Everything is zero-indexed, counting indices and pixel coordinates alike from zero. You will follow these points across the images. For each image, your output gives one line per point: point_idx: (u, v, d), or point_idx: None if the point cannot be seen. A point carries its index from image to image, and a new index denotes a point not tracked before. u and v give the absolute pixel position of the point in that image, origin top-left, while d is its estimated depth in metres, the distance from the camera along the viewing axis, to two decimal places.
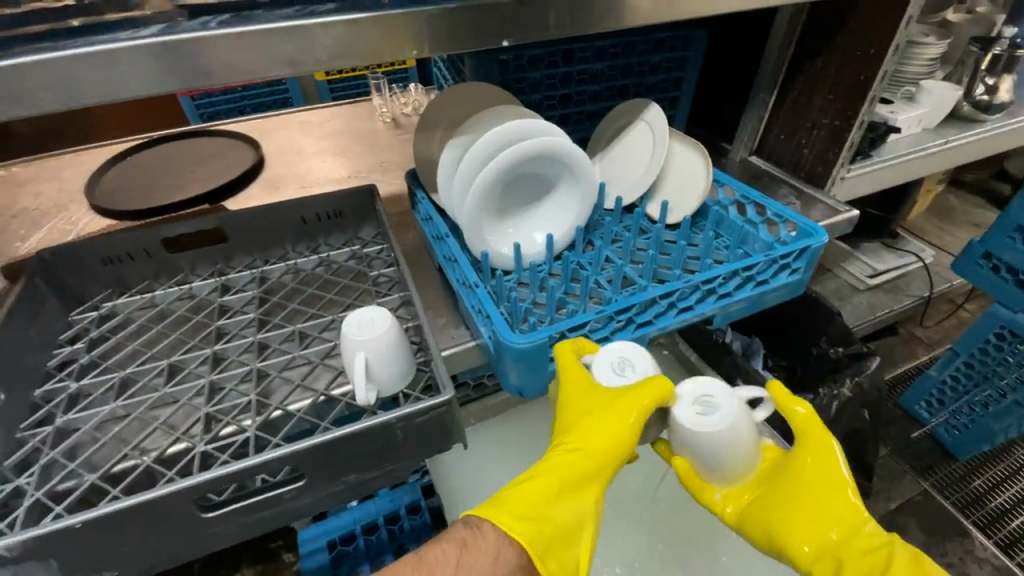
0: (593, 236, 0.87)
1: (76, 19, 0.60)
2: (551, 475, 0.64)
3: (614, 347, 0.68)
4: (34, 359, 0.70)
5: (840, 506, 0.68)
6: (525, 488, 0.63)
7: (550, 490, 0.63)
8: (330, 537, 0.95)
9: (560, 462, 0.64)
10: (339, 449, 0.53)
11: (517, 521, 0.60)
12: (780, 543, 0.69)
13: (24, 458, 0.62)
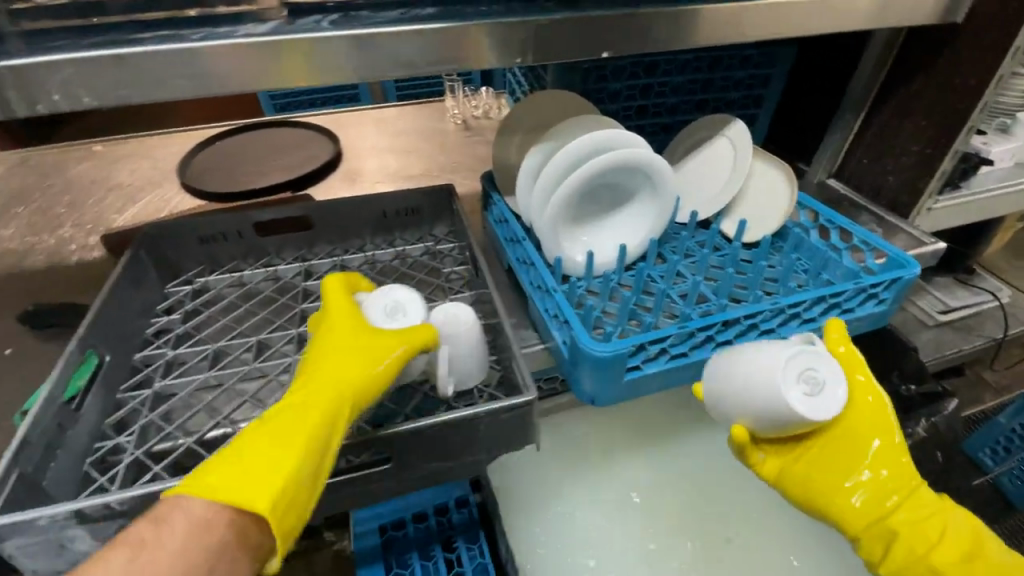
0: (666, 249, 0.86)
1: (195, 9, 0.63)
2: (280, 424, 0.54)
3: (388, 295, 0.67)
4: (135, 325, 0.74)
5: (897, 472, 0.68)
6: (251, 443, 0.52)
7: (273, 438, 0.52)
8: (381, 521, 0.98)
9: (295, 407, 0.55)
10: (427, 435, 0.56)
11: (223, 478, 0.49)
12: (820, 493, 0.69)
13: (124, 417, 0.65)
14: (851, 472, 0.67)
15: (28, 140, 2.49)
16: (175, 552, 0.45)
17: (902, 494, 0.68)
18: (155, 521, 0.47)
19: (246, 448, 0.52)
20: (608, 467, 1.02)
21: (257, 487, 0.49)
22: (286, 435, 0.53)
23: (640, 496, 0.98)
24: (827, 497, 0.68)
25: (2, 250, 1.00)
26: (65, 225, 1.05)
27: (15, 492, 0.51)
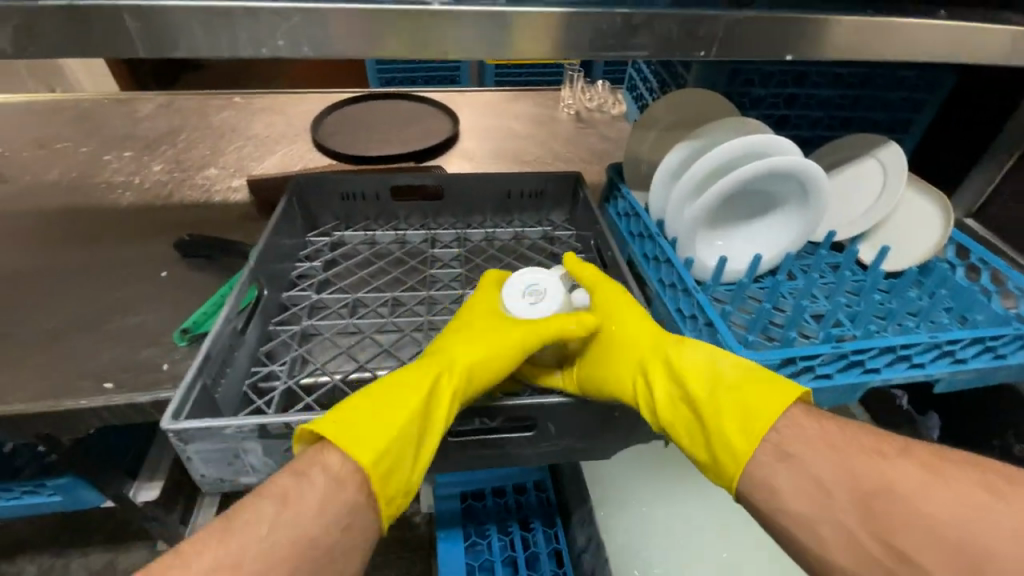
0: (798, 267, 0.84)
1: None
2: (401, 396, 0.56)
3: (525, 279, 0.69)
4: (284, 267, 0.79)
5: (627, 320, 0.65)
6: (374, 405, 0.55)
7: (398, 407, 0.55)
8: (463, 489, 1.01)
9: (420, 376, 0.58)
10: (569, 409, 0.58)
11: (356, 437, 0.52)
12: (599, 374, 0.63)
13: (274, 349, 0.70)
14: (618, 345, 0.63)
15: (149, 85, 2.67)
16: (315, 516, 0.48)
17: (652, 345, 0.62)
18: (298, 474, 0.50)
19: (370, 403, 0.56)
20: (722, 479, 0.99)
21: (368, 441, 0.52)
22: (399, 400, 0.56)
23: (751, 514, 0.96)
24: (605, 374, 0.62)
25: (155, 183, 1.10)
26: (209, 168, 1.14)
27: (199, 401, 0.55)
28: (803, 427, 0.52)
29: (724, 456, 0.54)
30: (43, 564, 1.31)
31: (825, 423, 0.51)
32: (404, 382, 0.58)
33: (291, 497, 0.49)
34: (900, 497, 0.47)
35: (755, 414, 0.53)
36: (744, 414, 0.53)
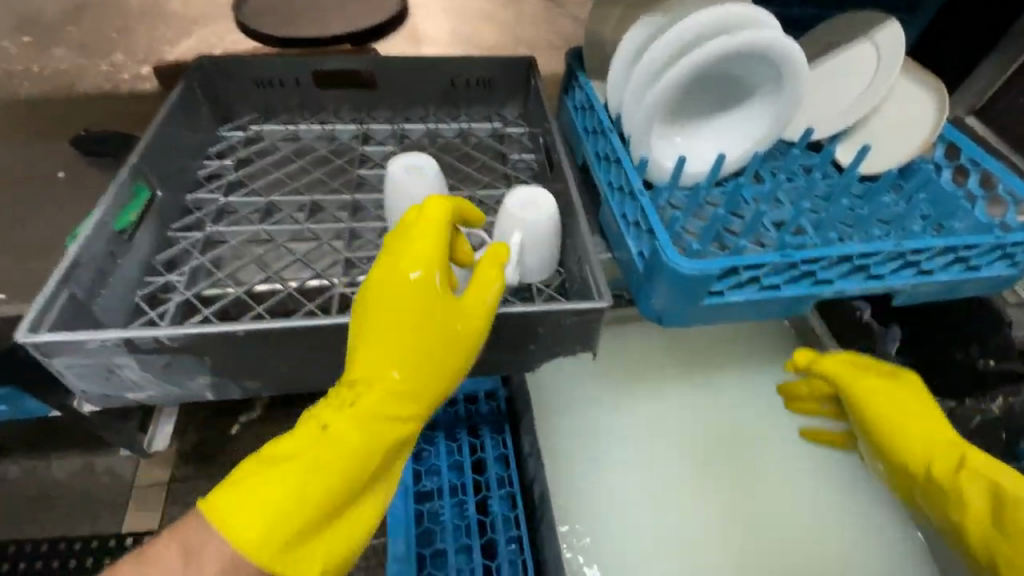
0: (767, 169, 0.76)
1: None
2: (325, 470, 0.48)
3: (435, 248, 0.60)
4: (186, 165, 0.71)
5: (925, 442, 0.70)
6: (285, 481, 0.47)
7: (321, 483, 0.47)
8: None
9: (343, 431, 0.49)
10: (479, 326, 0.52)
11: (252, 520, 0.45)
12: (904, 452, 0.71)
13: (174, 257, 0.64)
14: (915, 445, 0.70)
15: None
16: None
17: (935, 456, 0.68)
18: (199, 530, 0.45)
19: (264, 486, 0.46)
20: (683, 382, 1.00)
21: (273, 522, 0.46)
22: (327, 468, 0.48)
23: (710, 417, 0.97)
24: (907, 451, 0.71)
25: (56, 70, 0.97)
26: (118, 53, 1.00)
27: (66, 313, 0.50)
28: None
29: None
30: (24, 468, 1.32)
31: None
32: (322, 450, 0.48)
33: (192, 556, 0.44)
34: None
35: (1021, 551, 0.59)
36: None
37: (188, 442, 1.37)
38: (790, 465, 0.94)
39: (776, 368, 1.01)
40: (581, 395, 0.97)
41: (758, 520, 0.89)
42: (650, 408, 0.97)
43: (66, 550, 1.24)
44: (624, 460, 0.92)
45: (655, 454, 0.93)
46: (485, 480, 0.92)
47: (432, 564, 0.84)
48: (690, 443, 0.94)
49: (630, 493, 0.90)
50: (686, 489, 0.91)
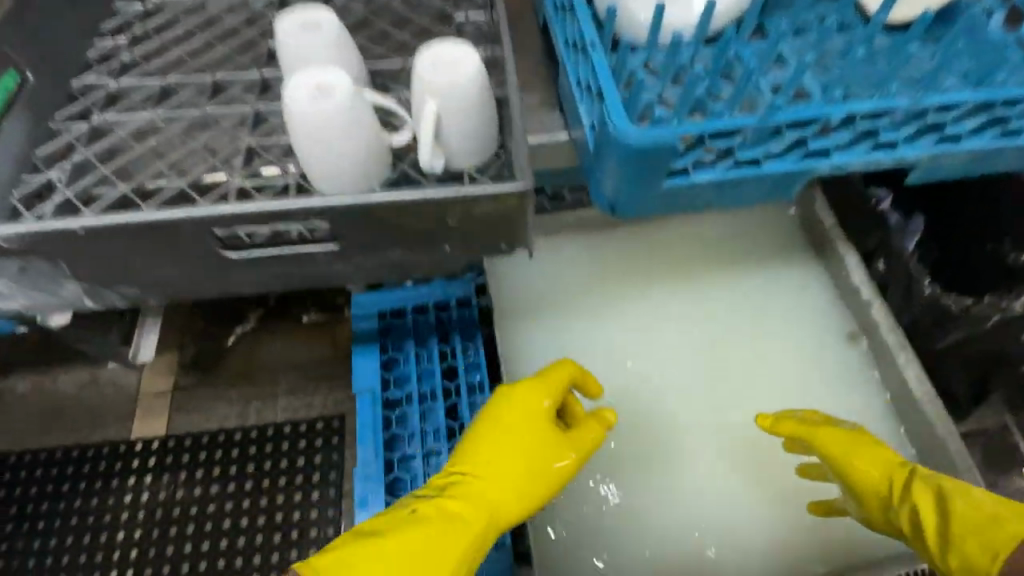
0: (768, 21, 0.61)
1: None
2: (423, 537, 0.63)
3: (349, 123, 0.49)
4: (67, 45, 0.60)
5: (864, 459, 0.67)
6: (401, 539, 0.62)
7: (421, 543, 0.63)
8: (382, 307, 0.95)
9: (448, 519, 0.66)
10: (371, 220, 0.47)
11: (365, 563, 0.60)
12: (850, 480, 0.68)
13: (59, 152, 0.56)
14: (864, 467, 0.67)
15: None
16: None
17: (888, 477, 0.66)
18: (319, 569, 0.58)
19: (386, 543, 0.62)
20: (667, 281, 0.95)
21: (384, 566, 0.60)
22: (428, 547, 0.63)
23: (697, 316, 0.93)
24: (855, 481, 0.67)
25: None
26: None
27: None
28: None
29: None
30: (32, 383, 1.27)
31: None
32: (430, 523, 0.65)
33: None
34: None
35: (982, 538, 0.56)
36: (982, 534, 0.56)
37: (189, 352, 1.30)
38: (773, 357, 0.90)
39: (767, 262, 0.95)
40: (559, 295, 0.94)
41: (732, 409, 0.88)
42: (632, 308, 0.93)
43: (82, 458, 1.21)
44: (598, 351, 0.91)
45: (629, 342, 0.91)
46: (456, 387, 0.90)
47: (399, 466, 0.85)
48: (668, 335, 0.91)
49: (602, 380, 0.89)
50: (660, 378, 0.89)
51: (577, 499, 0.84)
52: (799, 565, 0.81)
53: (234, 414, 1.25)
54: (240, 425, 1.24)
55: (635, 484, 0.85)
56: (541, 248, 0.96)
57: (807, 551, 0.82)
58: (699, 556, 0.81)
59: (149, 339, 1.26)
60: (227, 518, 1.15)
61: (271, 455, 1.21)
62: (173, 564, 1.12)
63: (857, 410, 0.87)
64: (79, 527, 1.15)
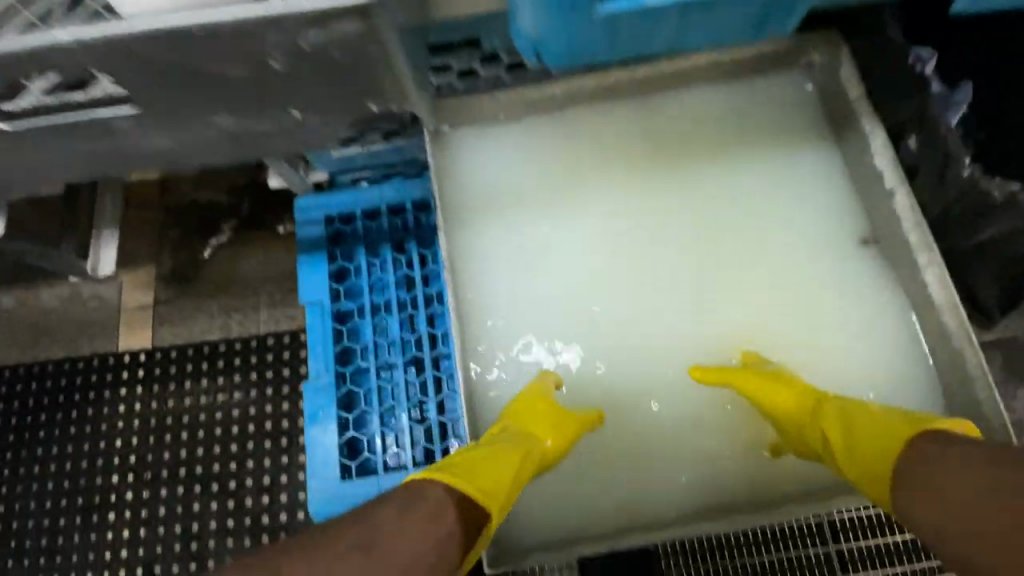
0: None
1: None
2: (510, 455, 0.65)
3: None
4: None
5: (778, 395, 0.69)
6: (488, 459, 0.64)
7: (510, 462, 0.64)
8: (328, 213, 0.85)
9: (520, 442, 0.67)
10: (179, 80, 0.50)
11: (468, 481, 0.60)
12: (769, 412, 0.70)
13: None
14: (780, 397, 0.69)
15: None
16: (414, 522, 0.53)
17: (799, 403, 0.68)
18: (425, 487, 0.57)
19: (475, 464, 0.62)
20: (645, 173, 0.82)
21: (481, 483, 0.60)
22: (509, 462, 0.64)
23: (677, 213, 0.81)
24: (773, 412, 0.69)
25: None
26: None
27: None
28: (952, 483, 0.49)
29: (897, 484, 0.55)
30: (17, 298, 1.22)
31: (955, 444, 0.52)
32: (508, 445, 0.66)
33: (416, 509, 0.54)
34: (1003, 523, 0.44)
35: (886, 445, 0.58)
36: (886, 442, 0.58)
37: (168, 264, 1.23)
38: (770, 257, 0.79)
39: (772, 144, 0.82)
40: (515, 188, 0.82)
41: (716, 314, 0.79)
42: (600, 203, 0.81)
43: (70, 371, 1.18)
44: (568, 249, 0.81)
45: (595, 243, 0.81)
46: (412, 298, 0.83)
47: (353, 380, 0.80)
48: (649, 233, 0.81)
49: (570, 284, 0.80)
50: (637, 282, 0.80)
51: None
52: (774, 481, 0.75)
53: (217, 326, 1.19)
54: (224, 337, 1.18)
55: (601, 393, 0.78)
56: (505, 126, 0.82)
57: (783, 466, 0.75)
58: (668, 468, 0.76)
59: (108, 250, 1.23)
60: (217, 427, 1.12)
61: (256, 366, 1.16)
62: (170, 470, 1.11)
63: (859, 315, 0.77)
64: (77, 437, 1.14)
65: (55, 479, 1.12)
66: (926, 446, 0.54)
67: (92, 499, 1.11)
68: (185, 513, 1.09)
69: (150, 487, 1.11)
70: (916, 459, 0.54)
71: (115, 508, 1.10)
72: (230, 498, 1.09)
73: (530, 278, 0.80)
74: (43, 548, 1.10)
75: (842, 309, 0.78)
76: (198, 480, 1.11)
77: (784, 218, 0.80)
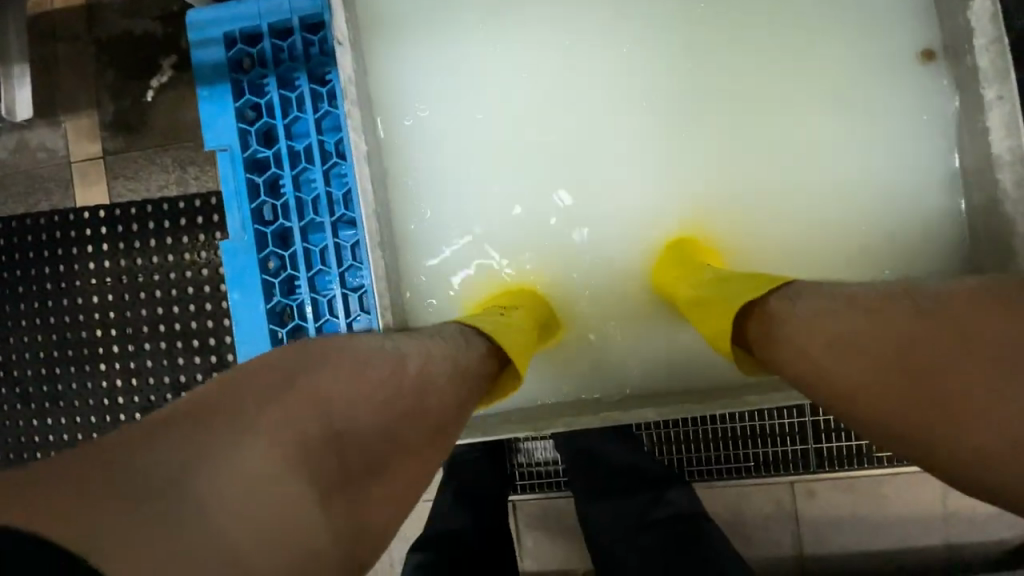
0: None
1: None
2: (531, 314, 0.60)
3: None
4: None
5: (666, 274, 0.62)
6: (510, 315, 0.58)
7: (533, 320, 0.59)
8: (229, 31, 0.68)
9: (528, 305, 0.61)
10: None
11: (507, 330, 0.54)
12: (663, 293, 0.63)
13: None
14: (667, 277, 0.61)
15: None
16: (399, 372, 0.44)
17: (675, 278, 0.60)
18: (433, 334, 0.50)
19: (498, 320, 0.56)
20: None
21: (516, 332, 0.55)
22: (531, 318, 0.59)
23: (660, 40, 0.64)
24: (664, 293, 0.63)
25: None
26: None
27: None
28: (835, 354, 0.40)
29: (768, 345, 0.45)
30: None
31: (823, 312, 0.42)
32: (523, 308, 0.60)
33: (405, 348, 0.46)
34: (915, 386, 0.36)
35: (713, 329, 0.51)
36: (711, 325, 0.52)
37: (110, 111, 1.04)
38: (781, 93, 0.63)
39: None
40: (455, 14, 0.66)
41: (696, 168, 0.65)
42: (562, 27, 0.65)
43: (34, 227, 1.04)
44: (524, 82, 0.66)
45: (551, 76, 0.65)
46: (337, 143, 0.68)
47: (279, 240, 0.70)
48: (630, 62, 0.65)
49: (528, 124, 0.66)
50: (608, 125, 0.65)
51: (474, 279, 0.67)
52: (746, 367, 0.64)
53: (172, 181, 1.01)
54: (180, 193, 1.01)
55: (557, 258, 0.67)
56: None
57: None
58: (630, 343, 0.66)
59: (24, 93, 0.86)
60: (191, 285, 0.98)
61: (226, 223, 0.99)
62: (149, 326, 0.99)
63: (880, 170, 0.62)
64: (56, 292, 1.02)
65: (34, 333, 1.03)
66: (787, 304, 0.45)
67: (82, 351, 1.02)
68: (169, 367, 0.98)
69: (132, 342, 1.00)
70: (778, 319, 0.44)
71: (100, 361, 1.01)
72: (214, 353, 0.97)
73: (479, 118, 0.66)
74: (44, 394, 1.03)
75: (865, 165, 0.63)
76: (179, 335, 0.98)
77: (812, 43, 0.63)
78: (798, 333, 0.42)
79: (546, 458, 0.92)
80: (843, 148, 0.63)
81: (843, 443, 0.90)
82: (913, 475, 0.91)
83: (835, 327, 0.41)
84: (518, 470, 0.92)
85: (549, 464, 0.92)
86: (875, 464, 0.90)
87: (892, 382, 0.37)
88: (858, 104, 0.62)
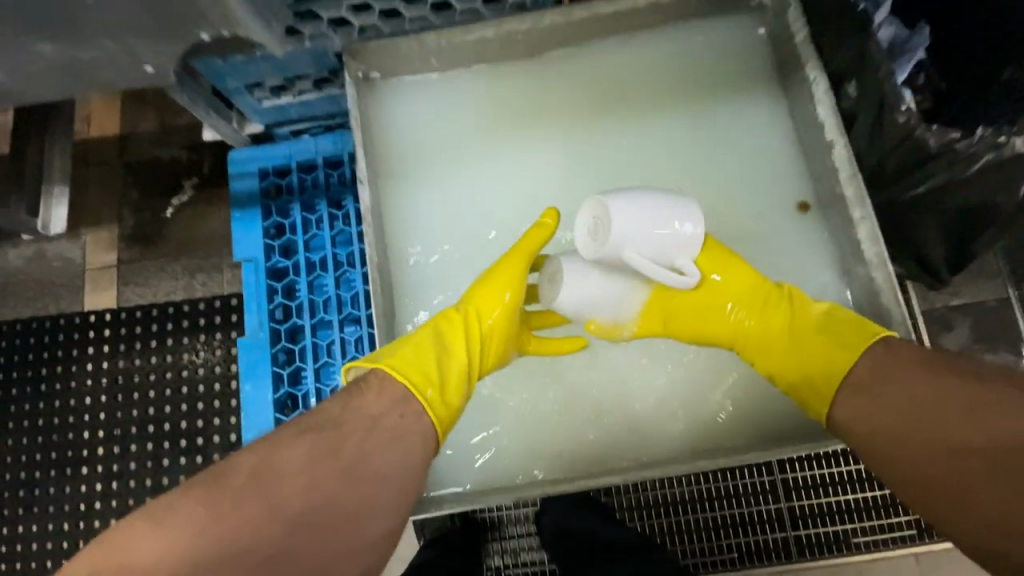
0: None
1: None
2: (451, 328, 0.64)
3: None
4: None
5: (738, 276, 0.68)
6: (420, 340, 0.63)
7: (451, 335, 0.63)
8: (263, 165, 0.83)
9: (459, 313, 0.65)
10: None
11: (410, 365, 0.59)
12: (706, 324, 0.69)
13: None
14: (723, 299, 0.68)
15: None
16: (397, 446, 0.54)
17: (740, 299, 0.68)
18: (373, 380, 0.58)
19: (406, 349, 0.61)
20: (581, 134, 0.82)
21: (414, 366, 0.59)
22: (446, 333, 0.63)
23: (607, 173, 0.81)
24: (710, 324, 0.69)
25: None
26: None
27: None
28: (938, 409, 0.51)
29: (882, 378, 0.56)
30: None
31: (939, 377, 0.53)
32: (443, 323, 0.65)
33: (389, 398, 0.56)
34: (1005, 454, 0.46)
35: (819, 358, 0.61)
36: (820, 354, 0.61)
37: (129, 224, 1.17)
38: (707, 208, 0.79)
39: (717, 100, 0.81)
40: (443, 151, 0.82)
41: None
42: (529, 162, 0.81)
43: (38, 330, 1.12)
44: (502, 201, 0.81)
45: (522, 198, 0.81)
46: (348, 253, 0.81)
47: (290, 336, 0.80)
48: (588, 186, 0.80)
49: (504, 235, 0.80)
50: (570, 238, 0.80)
51: None
52: (684, 434, 0.74)
53: (181, 287, 1.12)
54: (188, 298, 1.11)
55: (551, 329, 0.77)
56: (444, 79, 0.83)
57: (727, 420, 0.74)
58: (598, 414, 0.76)
59: None
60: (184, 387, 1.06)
61: (224, 327, 1.09)
62: (137, 427, 1.06)
63: (788, 269, 0.77)
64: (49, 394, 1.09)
65: (19, 435, 1.08)
66: (936, 361, 0.54)
67: (66, 453, 1.07)
68: (153, 468, 1.04)
69: (117, 444, 1.06)
70: (907, 366, 0.55)
71: (82, 463, 1.06)
72: (199, 454, 1.04)
73: (465, 231, 0.80)
74: (20, 500, 1.06)
75: (777, 266, 0.77)
76: (167, 436, 1.06)
77: (726, 175, 0.80)
78: (925, 384, 0.53)
79: (533, 559, 0.94)
80: (760, 254, 0.77)
81: (821, 530, 0.94)
82: (888, 561, 0.95)
83: (952, 395, 0.51)
84: (503, 572, 0.94)
85: (535, 564, 0.94)
86: (857, 550, 0.93)
87: (978, 441, 0.48)
88: (766, 220, 0.78)
